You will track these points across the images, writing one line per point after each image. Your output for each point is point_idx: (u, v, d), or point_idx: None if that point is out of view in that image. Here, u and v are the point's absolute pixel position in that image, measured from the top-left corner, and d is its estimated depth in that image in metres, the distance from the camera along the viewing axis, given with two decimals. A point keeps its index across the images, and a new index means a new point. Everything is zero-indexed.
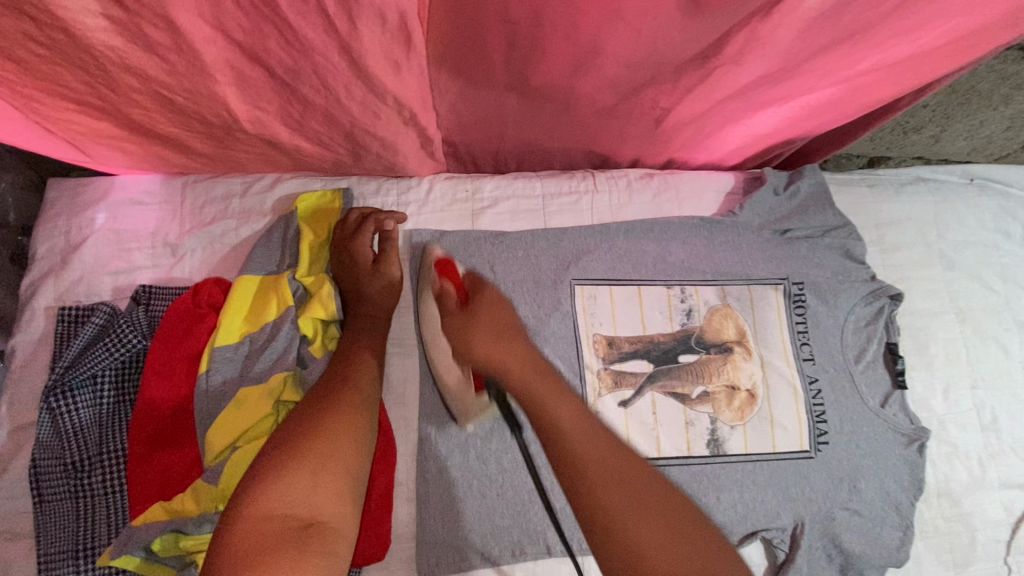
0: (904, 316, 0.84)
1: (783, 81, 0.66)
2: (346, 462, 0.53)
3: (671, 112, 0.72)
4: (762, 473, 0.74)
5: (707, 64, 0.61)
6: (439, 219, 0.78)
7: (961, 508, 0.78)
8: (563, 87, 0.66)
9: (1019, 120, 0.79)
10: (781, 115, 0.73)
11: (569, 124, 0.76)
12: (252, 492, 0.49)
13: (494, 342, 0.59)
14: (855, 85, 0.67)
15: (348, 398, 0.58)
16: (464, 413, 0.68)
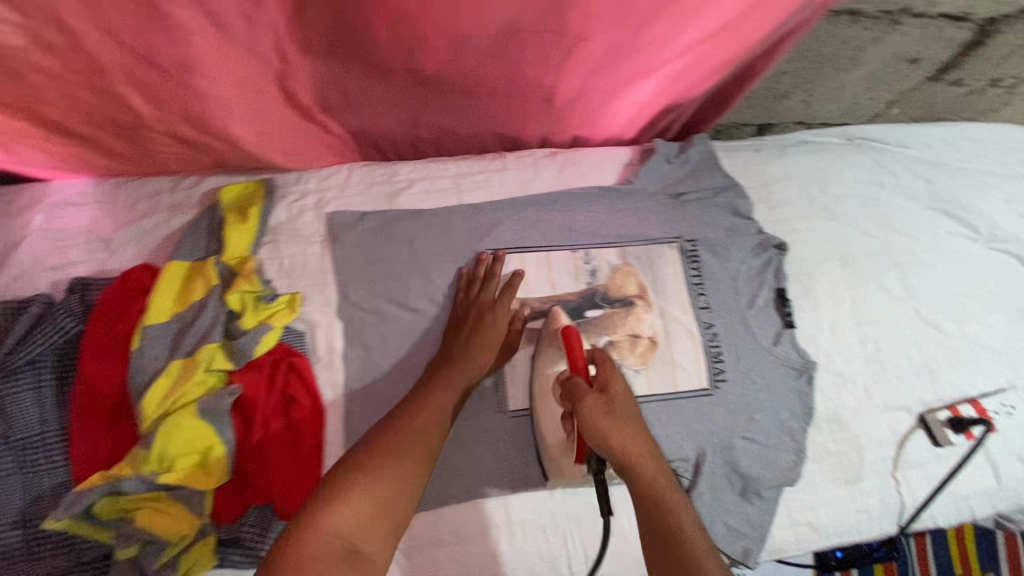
0: (792, 264, 0.92)
1: (633, 49, 0.74)
2: (391, 492, 0.66)
3: (554, 85, 0.79)
4: (666, 411, 0.81)
5: (567, 28, 0.69)
6: (358, 201, 0.84)
7: (849, 431, 0.86)
8: (447, 64, 0.73)
9: (874, 81, 0.88)
10: (653, 84, 0.82)
11: (469, 103, 0.83)
12: (316, 512, 0.62)
13: (628, 433, 0.68)
14: (698, 48, 0.75)
15: (416, 438, 0.71)
16: (557, 473, 0.76)
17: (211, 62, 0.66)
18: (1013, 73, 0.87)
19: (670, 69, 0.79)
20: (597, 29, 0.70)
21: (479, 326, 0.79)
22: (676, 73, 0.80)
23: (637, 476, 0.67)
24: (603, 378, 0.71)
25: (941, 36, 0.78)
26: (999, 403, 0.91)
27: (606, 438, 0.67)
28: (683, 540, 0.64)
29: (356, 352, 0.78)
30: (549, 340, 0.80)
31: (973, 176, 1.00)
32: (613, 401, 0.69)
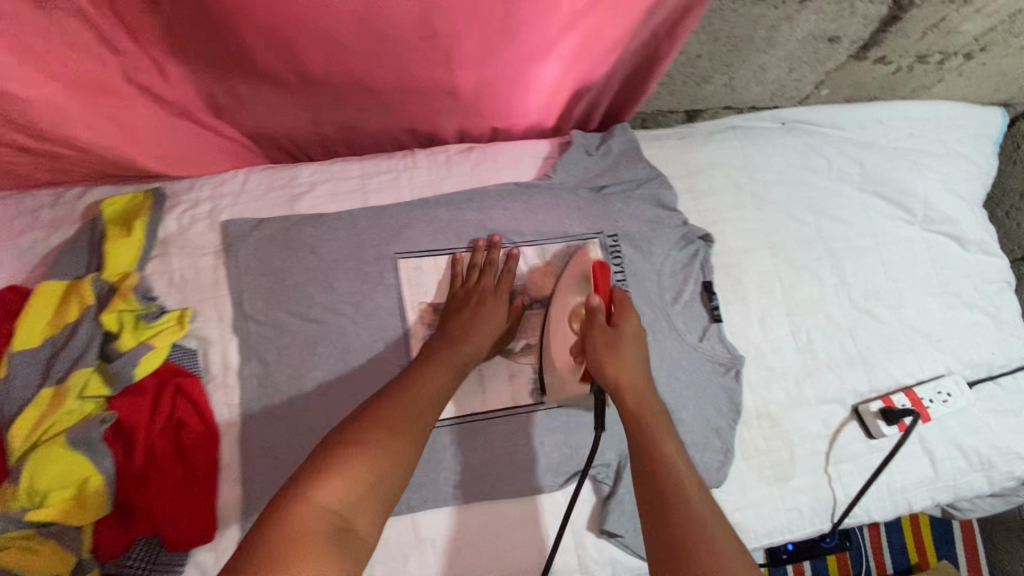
0: (719, 256, 0.89)
1: (508, 35, 0.69)
2: (392, 459, 0.59)
3: (444, 76, 0.74)
4: (585, 415, 0.79)
5: (448, 11, 0.64)
6: (255, 208, 0.80)
7: (780, 427, 0.83)
8: (323, 52, 0.68)
9: (795, 62, 0.84)
10: (559, 68, 0.77)
11: (366, 100, 0.78)
12: (305, 480, 0.54)
13: (625, 364, 0.69)
14: (583, 29, 0.70)
15: (413, 410, 0.64)
16: (555, 388, 0.76)
17: (42, 63, 0.61)
18: (938, 48, 0.83)
19: (573, 53, 0.74)
20: (482, 10, 0.65)
21: (477, 312, 0.76)
22: (580, 57, 0.75)
23: (627, 405, 0.67)
24: (617, 315, 0.73)
25: (855, 12, 0.74)
26: (936, 391, 0.87)
27: (605, 369, 0.69)
28: (681, 498, 0.59)
29: (252, 368, 0.73)
30: (570, 271, 0.79)
31: (907, 156, 0.97)
32: (620, 337, 0.71)
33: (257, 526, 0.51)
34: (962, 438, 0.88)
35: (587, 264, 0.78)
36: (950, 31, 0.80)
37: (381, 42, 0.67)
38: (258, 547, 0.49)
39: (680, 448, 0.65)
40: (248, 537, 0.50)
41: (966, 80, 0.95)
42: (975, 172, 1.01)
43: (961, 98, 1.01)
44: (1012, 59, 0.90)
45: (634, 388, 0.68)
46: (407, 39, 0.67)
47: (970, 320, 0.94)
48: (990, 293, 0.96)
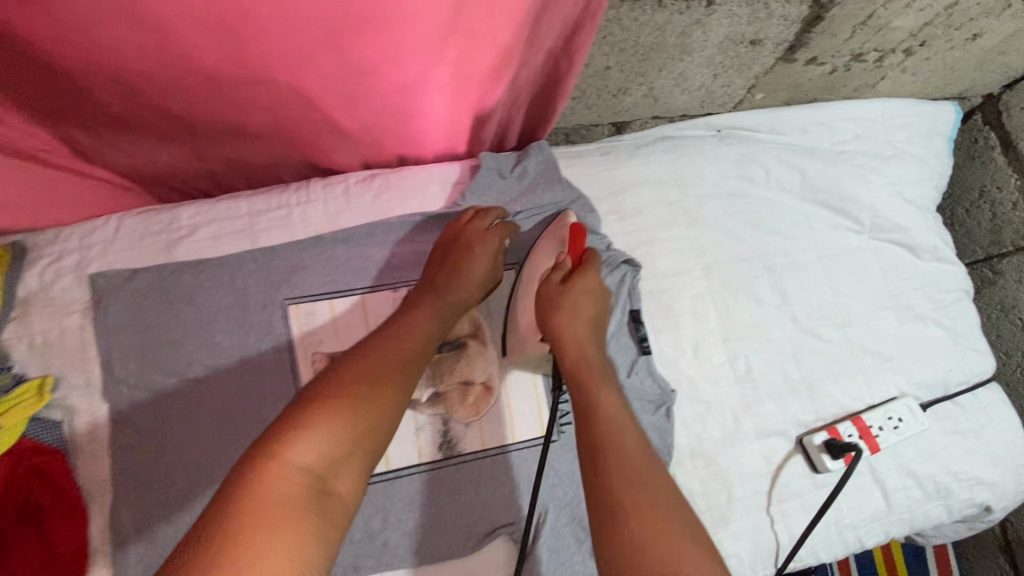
0: (647, 282, 0.83)
1: (370, 71, 0.61)
2: (373, 417, 0.57)
3: (315, 112, 0.67)
4: (501, 467, 0.72)
5: (286, 50, 0.56)
6: (128, 257, 0.72)
7: (717, 466, 0.77)
8: (162, 84, 0.59)
9: (718, 68, 0.76)
10: (446, 99, 0.69)
11: (241, 136, 0.71)
12: (279, 438, 0.53)
13: (571, 319, 0.70)
14: (455, 62, 0.62)
15: (393, 364, 0.62)
16: (516, 351, 0.75)
17: None
18: (873, 46, 0.77)
19: (461, 77, 0.65)
20: (325, 50, 0.57)
21: (464, 256, 0.73)
22: (469, 82, 0.66)
23: (566, 357, 0.69)
24: (577, 273, 0.73)
25: (771, 14, 0.67)
26: (886, 417, 0.81)
27: (549, 324, 0.70)
28: (617, 463, 0.59)
29: (126, 437, 0.67)
30: (553, 229, 0.77)
31: (851, 161, 0.91)
32: (568, 293, 0.71)
33: (227, 489, 0.49)
34: (916, 466, 0.81)
35: (566, 225, 0.76)
36: (882, 28, 0.73)
37: (225, 75, 0.58)
38: (228, 513, 0.47)
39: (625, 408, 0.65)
40: (218, 500, 0.49)
41: (912, 76, 0.88)
42: (926, 173, 0.94)
43: (910, 95, 0.94)
44: (957, 52, 0.83)
45: (577, 344, 0.69)
46: (251, 69, 0.58)
47: (924, 334, 0.87)
48: (945, 303, 0.90)
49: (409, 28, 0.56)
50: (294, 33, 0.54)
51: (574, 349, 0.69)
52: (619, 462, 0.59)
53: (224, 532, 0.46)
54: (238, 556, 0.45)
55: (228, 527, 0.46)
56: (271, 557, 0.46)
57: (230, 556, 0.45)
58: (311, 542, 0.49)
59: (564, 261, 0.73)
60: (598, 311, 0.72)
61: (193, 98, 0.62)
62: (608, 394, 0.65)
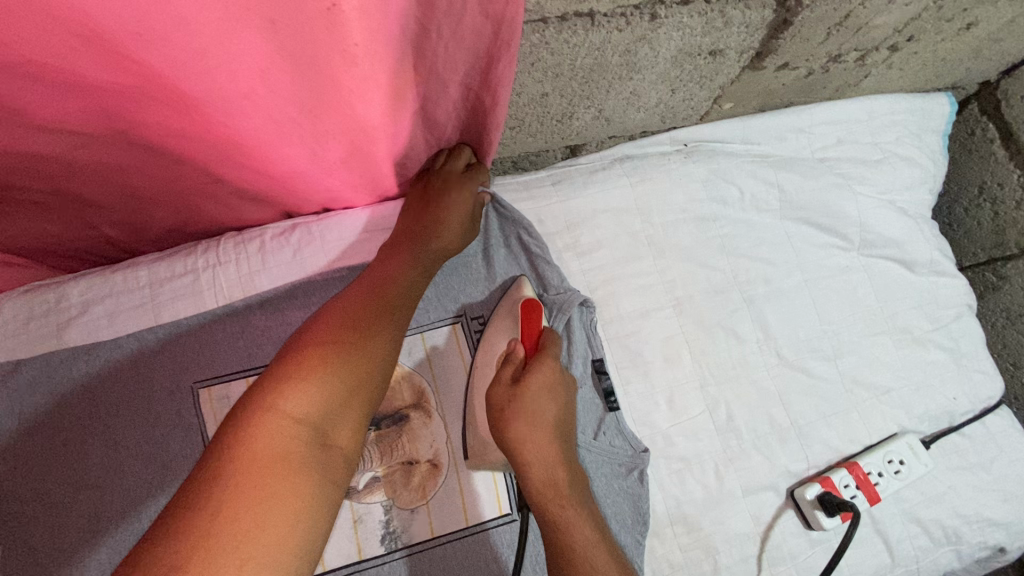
0: (611, 326, 0.74)
1: (238, 128, 0.51)
2: (370, 363, 0.54)
3: (194, 170, 0.57)
4: (455, 557, 0.62)
5: (123, 109, 0.47)
6: (11, 345, 0.63)
7: (700, 532, 0.69)
8: (2, 160, 0.51)
9: (674, 83, 0.67)
10: (342, 150, 0.59)
11: (127, 200, 0.61)
12: (273, 388, 0.50)
13: (534, 438, 0.63)
14: (337, 111, 0.52)
15: (388, 308, 0.58)
16: (477, 452, 0.65)
17: None
18: (852, 46, 0.68)
19: (356, 130, 0.56)
20: (171, 109, 0.48)
21: (441, 202, 0.66)
22: (367, 132, 0.57)
23: (532, 482, 0.62)
24: (531, 368, 0.65)
25: (729, 22, 0.58)
26: (886, 461, 0.72)
27: (507, 435, 0.63)
28: None
29: (17, 560, 0.58)
30: (506, 305, 0.68)
31: (834, 170, 0.82)
32: (523, 395, 0.64)
33: (221, 445, 0.46)
34: (921, 511, 0.73)
35: (518, 300, 0.68)
36: (862, 27, 0.64)
37: (71, 143, 0.50)
38: (230, 469, 0.45)
39: (597, 533, 0.61)
40: (215, 453, 0.46)
41: (898, 71, 0.79)
42: (919, 177, 0.85)
43: (897, 90, 0.84)
44: (949, 43, 0.74)
45: (539, 463, 0.62)
46: (96, 135, 0.50)
47: (926, 360, 0.79)
48: (946, 322, 0.81)
49: (264, 84, 0.47)
50: (123, 97, 0.45)
51: (541, 473, 0.62)
52: None
53: (225, 485, 0.44)
54: (245, 512, 0.43)
55: (230, 484, 0.44)
56: (280, 510, 0.44)
57: (234, 512, 0.43)
58: (316, 495, 0.47)
59: (518, 353, 0.66)
60: (563, 408, 0.66)
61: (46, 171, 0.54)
62: (580, 522, 0.61)
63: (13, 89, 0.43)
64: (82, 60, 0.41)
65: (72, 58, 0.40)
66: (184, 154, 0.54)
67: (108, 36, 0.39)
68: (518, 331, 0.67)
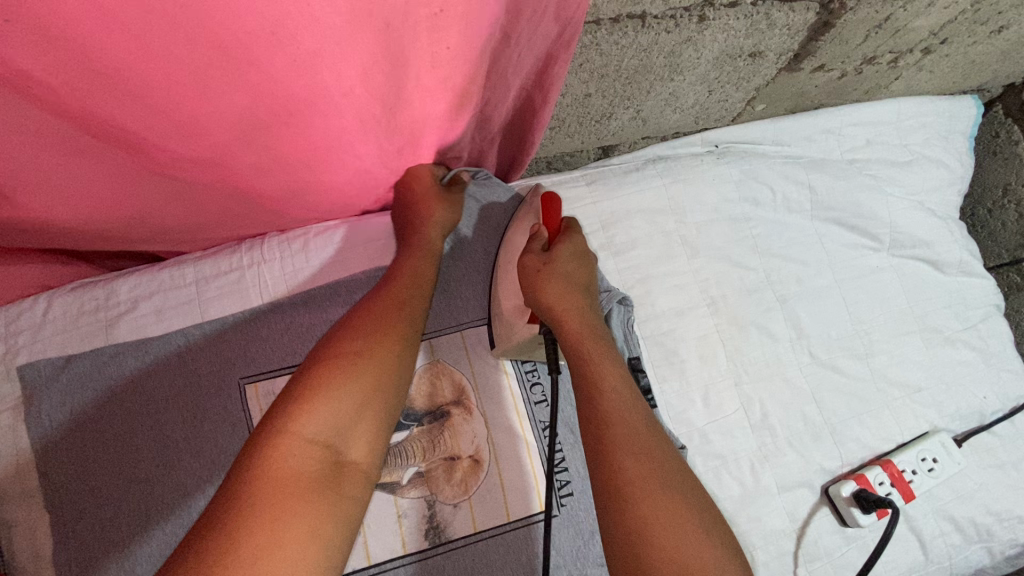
0: (647, 324, 0.74)
1: (322, 131, 0.53)
2: (382, 373, 0.52)
3: (267, 182, 0.58)
4: (497, 551, 0.63)
5: (235, 120, 0.48)
6: (61, 341, 0.65)
7: (737, 529, 0.69)
8: (119, 176, 0.52)
9: (713, 84, 0.68)
10: (402, 145, 0.61)
11: (193, 219, 0.62)
12: (288, 409, 0.47)
13: (567, 294, 0.60)
14: (412, 109, 0.55)
15: (401, 318, 0.57)
16: (504, 339, 0.66)
17: None
18: (888, 48, 0.69)
19: (419, 123, 0.58)
20: (270, 119, 0.49)
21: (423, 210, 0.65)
22: (428, 128, 0.59)
23: (566, 332, 0.58)
24: (559, 240, 0.64)
25: (773, 24, 0.59)
26: (919, 459, 0.73)
27: (540, 292, 0.60)
28: (623, 437, 0.52)
29: (69, 552, 0.59)
30: (527, 206, 0.71)
31: (864, 171, 0.83)
32: (556, 261, 0.62)
33: (231, 474, 0.44)
34: (954, 509, 0.74)
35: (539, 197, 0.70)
36: (900, 30, 0.65)
37: (179, 158, 0.50)
38: (247, 494, 0.42)
39: (633, 388, 0.56)
40: (229, 478, 0.44)
41: (928, 74, 0.80)
42: (946, 179, 0.86)
43: (925, 92, 0.86)
44: (979, 47, 0.75)
45: (579, 314, 0.59)
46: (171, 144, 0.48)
47: (956, 360, 0.79)
48: (975, 323, 0.82)
49: (327, 81, 0.47)
50: (241, 104, 0.46)
51: (575, 323, 0.59)
52: (631, 458, 0.50)
53: (244, 511, 0.41)
54: (255, 540, 0.40)
55: (249, 507, 0.42)
56: (297, 535, 0.42)
57: (254, 542, 0.40)
58: (337, 514, 0.46)
59: (542, 232, 0.64)
60: (595, 281, 0.63)
61: (93, 183, 0.52)
62: (609, 366, 0.56)
63: (142, 100, 0.43)
64: (219, 58, 0.41)
65: (214, 63, 0.41)
66: (243, 168, 0.54)
67: (220, 46, 0.40)
68: (540, 221, 0.67)
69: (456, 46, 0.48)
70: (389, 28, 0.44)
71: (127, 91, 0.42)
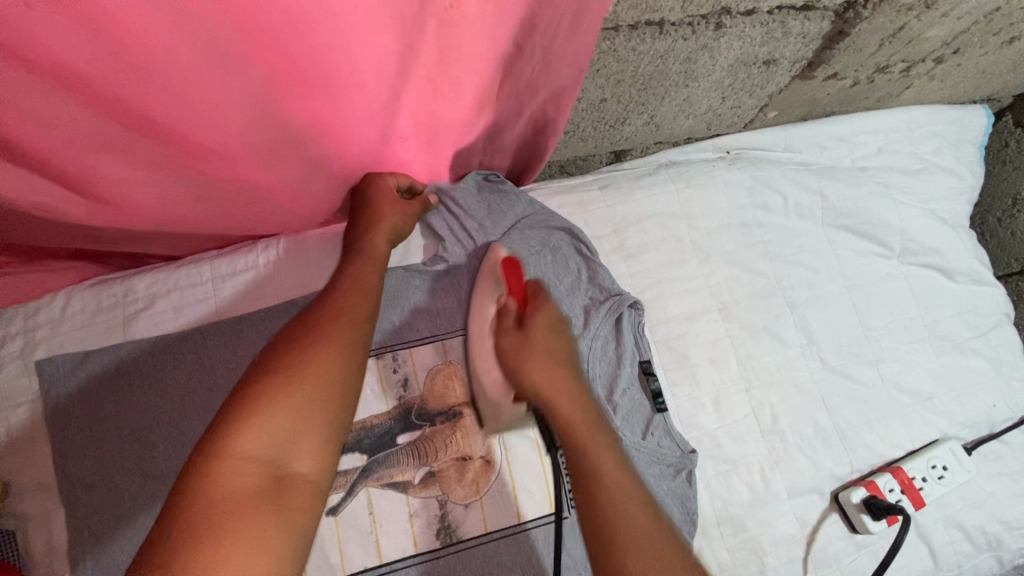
0: (657, 328, 0.75)
1: (340, 121, 0.52)
2: (325, 381, 0.51)
3: (281, 175, 0.58)
4: (508, 552, 0.63)
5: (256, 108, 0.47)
6: (79, 336, 0.66)
7: (747, 534, 0.69)
8: (140, 172, 0.50)
9: (726, 90, 0.69)
10: (418, 142, 0.61)
11: (210, 216, 0.62)
12: (223, 431, 0.45)
13: (543, 359, 0.63)
14: (432, 106, 0.55)
15: (345, 326, 0.56)
16: (491, 418, 0.67)
17: None
18: (901, 57, 0.70)
19: (437, 121, 0.58)
20: (288, 105, 0.48)
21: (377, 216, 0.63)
22: (445, 130, 0.59)
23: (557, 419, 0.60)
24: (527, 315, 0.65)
25: (788, 33, 0.60)
26: (929, 467, 0.73)
27: (524, 372, 0.63)
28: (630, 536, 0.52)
29: (84, 546, 0.59)
30: (486, 273, 0.68)
31: (875, 179, 0.84)
32: (531, 336, 0.64)
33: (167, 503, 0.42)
34: (964, 517, 0.74)
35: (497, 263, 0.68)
36: (914, 39, 0.66)
37: (199, 149, 0.49)
38: (186, 521, 0.40)
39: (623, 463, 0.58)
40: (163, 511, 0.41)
41: (939, 83, 0.81)
42: (956, 187, 0.86)
43: (935, 101, 0.86)
44: (990, 57, 0.76)
45: (561, 389, 0.62)
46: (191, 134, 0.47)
47: (966, 367, 0.80)
48: (985, 331, 0.82)
49: (348, 72, 0.46)
50: (261, 88, 0.45)
51: (565, 408, 0.60)
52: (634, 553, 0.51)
53: (184, 538, 0.39)
54: (199, 559, 0.38)
55: (192, 535, 0.40)
56: (243, 554, 0.40)
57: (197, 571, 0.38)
58: (286, 526, 0.44)
59: (510, 305, 0.66)
60: (572, 350, 0.66)
61: (115, 184, 0.51)
62: (570, 403, 0.61)
63: (165, 89, 0.42)
64: (245, 39, 0.40)
65: (239, 45, 0.41)
66: (260, 158, 0.53)
67: (246, 25, 0.39)
68: (506, 288, 0.67)
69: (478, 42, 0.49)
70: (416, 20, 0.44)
71: (144, 75, 0.40)
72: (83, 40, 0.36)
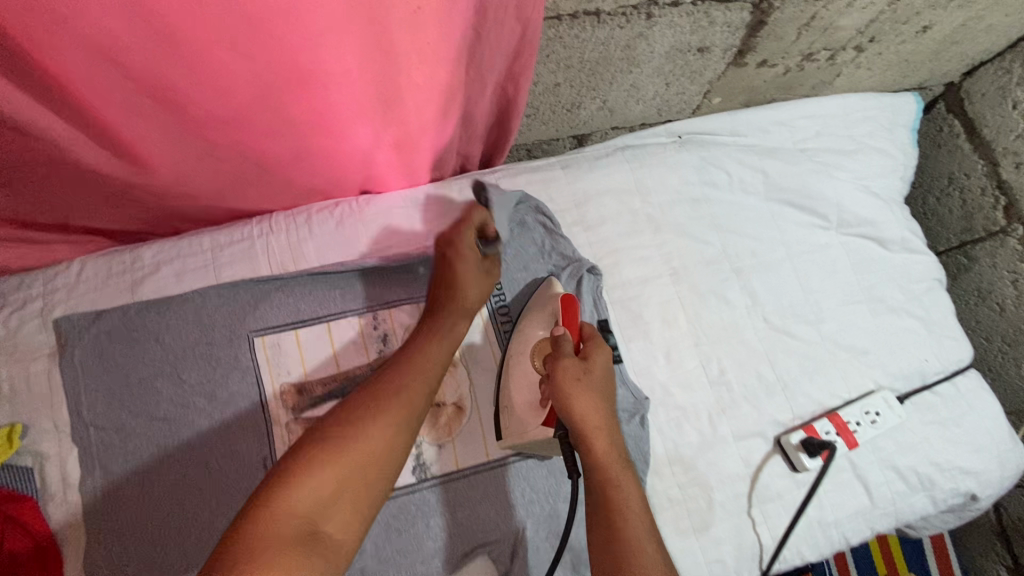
0: (615, 291, 0.83)
1: (328, 106, 0.62)
2: (378, 446, 0.55)
3: (278, 150, 0.67)
4: (477, 486, 0.70)
5: (259, 88, 0.57)
6: (92, 298, 0.74)
7: (695, 472, 0.76)
8: (159, 136, 0.60)
9: (669, 76, 0.78)
10: (396, 135, 0.70)
11: (213, 182, 0.70)
12: (284, 477, 0.50)
13: (595, 404, 0.63)
14: (407, 99, 0.64)
15: (407, 394, 0.60)
16: (514, 433, 0.69)
17: None
18: (822, 45, 0.79)
19: (411, 115, 0.67)
20: (286, 88, 0.58)
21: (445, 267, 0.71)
22: (418, 124, 0.69)
23: (594, 447, 0.62)
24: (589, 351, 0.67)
25: (713, 22, 0.69)
26: (863, 412, 0.80)
27: (572, 401, 0.63)
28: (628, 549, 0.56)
29: (94, 480, 0.66)
30: (544, 304, 0.74)
31: (814, 158, 0.92)
32: (591, 370, 0.65)
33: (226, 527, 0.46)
34: (897, 459, 0.81)
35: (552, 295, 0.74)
36: (828, 28, 0.75)
37: (210, 118, 0.59)
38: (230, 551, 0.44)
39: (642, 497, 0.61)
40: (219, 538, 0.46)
41: (867, 71, 0.90)
42: (890, 166, 0.95)
43: (868, 88, 0.95)
44: (908, 45, 0.85)
45: (606, 421, 0.63)
46: (205, 105, 0.57)
47: (899, 326, 0.87)
48: (918, 293, 0.90)
49: (333, 63, 0.56)
50: (264, 73, 0.55)
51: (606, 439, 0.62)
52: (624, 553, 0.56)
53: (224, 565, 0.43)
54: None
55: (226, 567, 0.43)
56: None
57: None
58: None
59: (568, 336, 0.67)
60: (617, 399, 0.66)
61: (134, 142, 0.59)
62: (616, 445, 0.63)
63: (186, 65, 0.51)
64: (253, 29, 0.50)
65: (247, 33, 0.50)
66: (261, 132, 0.63)
67: (254, 18, 0.49)
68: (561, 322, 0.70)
69: (442, 41, 0.58)
70: (388, 24, 0.54)
71: (170, 53, 0.50)
72: (131, 22, 0.46)
